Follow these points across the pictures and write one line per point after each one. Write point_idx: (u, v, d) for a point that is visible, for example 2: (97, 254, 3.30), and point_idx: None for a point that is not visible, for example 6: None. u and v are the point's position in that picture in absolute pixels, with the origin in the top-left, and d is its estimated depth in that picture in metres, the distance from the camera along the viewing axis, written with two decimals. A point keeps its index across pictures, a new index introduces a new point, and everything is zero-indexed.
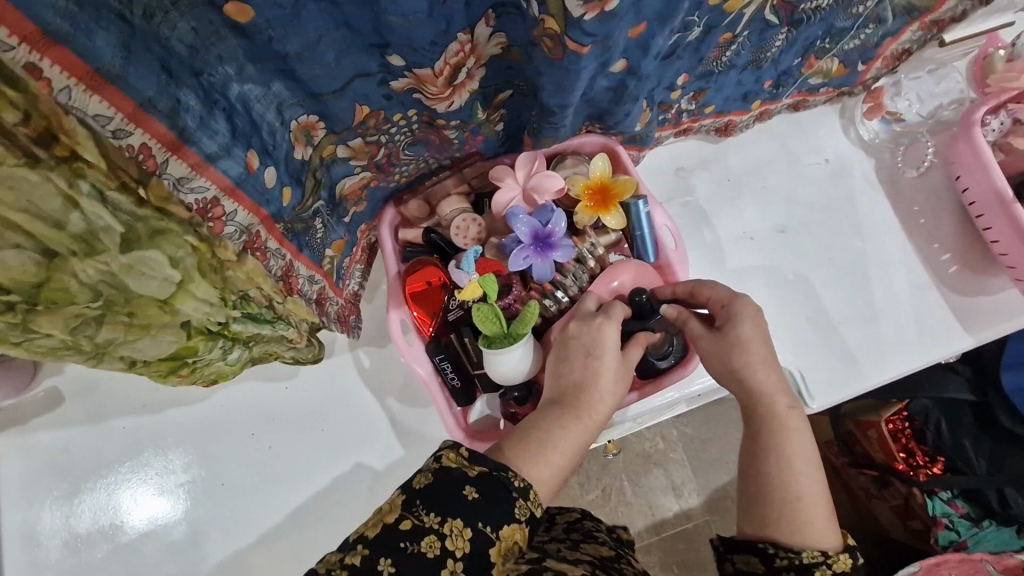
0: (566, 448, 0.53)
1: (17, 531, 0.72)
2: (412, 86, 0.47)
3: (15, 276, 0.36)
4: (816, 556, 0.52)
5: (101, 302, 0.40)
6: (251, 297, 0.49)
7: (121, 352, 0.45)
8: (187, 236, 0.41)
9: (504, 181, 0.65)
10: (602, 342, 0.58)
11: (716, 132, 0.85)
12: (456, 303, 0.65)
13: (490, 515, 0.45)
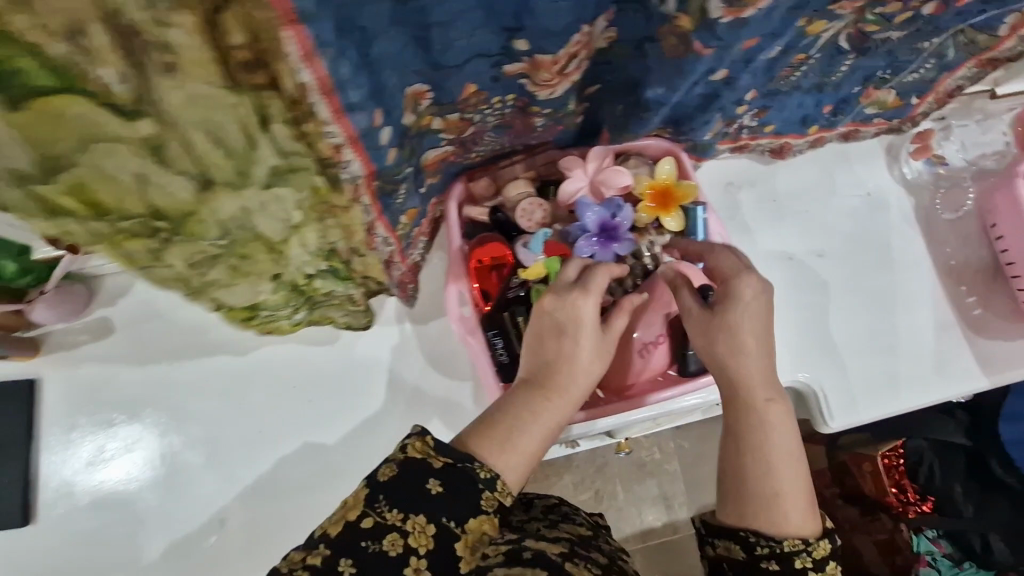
0: (534, 432, 0.54)
1: (56, 453, 0.73)
2: (524, 71, 0.49)
3: (173, 201, 0.39)
4: (797, 546, 0.54)
5: (226, 240, 0.46)
6: (334, 247, 0.54)
7: (216, 292, 0.53)
8: (314, 176, 0.44)
9: (573, 171, 0.68)
10: (578, 320, 0.57)
11: (770, 153, 0.87)
12: (517, 282, 0.67)
13: (454, 510, 0.47)
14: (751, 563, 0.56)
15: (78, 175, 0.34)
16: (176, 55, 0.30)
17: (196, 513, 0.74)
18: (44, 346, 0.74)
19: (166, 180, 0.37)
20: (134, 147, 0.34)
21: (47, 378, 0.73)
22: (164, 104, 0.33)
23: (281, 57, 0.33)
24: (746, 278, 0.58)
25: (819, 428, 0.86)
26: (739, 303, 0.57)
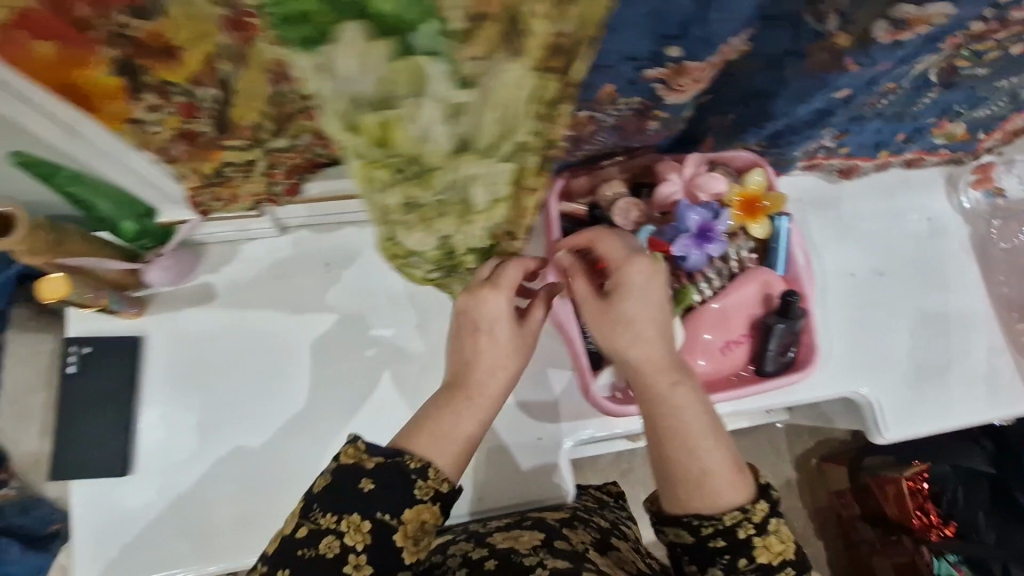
0: (456, 422, 0.58)
1: (152, 408, 0.75)
2: (663, 75, 0.53)
3: (425, 150, 0.38)
4: (736, 518, 0.56)
5: (440, 197, 0.44)
6: (498, 226, 0.54)
7: (393, 236, 0.52)
8: (529, 156, 0.45)
9: (669, 175, 0.72)
10: (487, 316, 0.60)
11: (838, 173, 0.92)
12: None
13: (387, 502, 0.52)
14: (703, 547, 0.58)
15: (389, 114, 0.35)
16: (523, 40, 0.35)
17: (282, 475, 0.75)
18: (149, 306, 0.77)
19: (431, 143, 0.37)
20: (441, 108, 0.35)
21: (149, 336, 0.76)
22: (487, 82, 0.36)
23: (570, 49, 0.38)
24: (624, 268, 0.59)
25: (873, 438, 0.90)
26: (621, 296, 0.59)
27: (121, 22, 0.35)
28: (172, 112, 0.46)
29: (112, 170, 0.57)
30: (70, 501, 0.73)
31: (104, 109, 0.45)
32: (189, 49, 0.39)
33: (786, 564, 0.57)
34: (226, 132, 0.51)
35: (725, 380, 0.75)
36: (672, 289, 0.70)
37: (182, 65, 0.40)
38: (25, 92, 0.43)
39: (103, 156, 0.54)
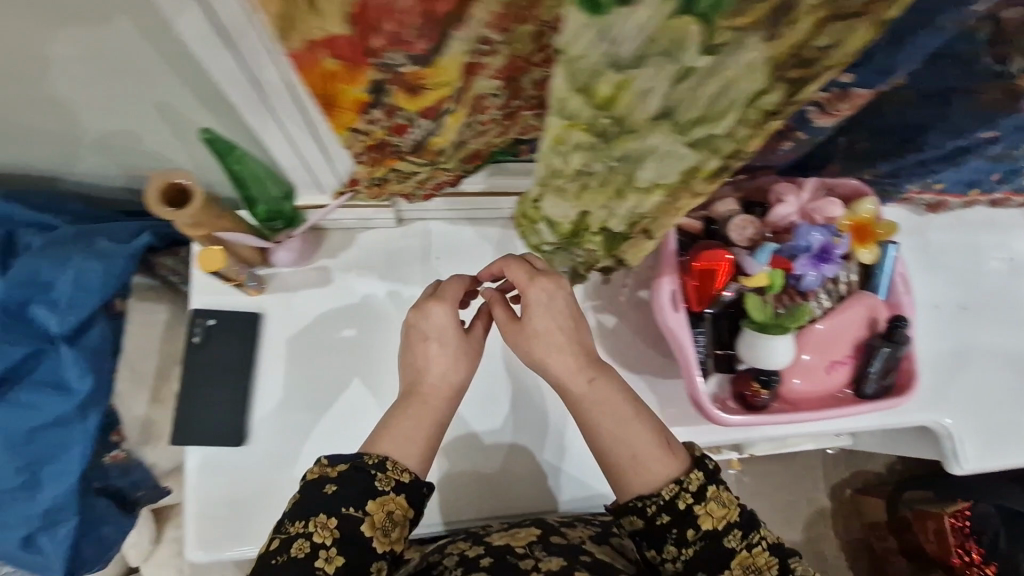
0: (412, 420, 0.68)
1: (268, 378, 0.77)
2: (821, 100, 0.56)
3: (633, 110, 0.40)
4: (674, 488, 0.64)
5: (617, 162, 0.48)
6: (635, 216, 0.57)
7: (541, 194, 0.57)
8: (707, 157, 0.46)
9: (786, 197, 0.75)
10: (434, 327, 0.69)
11: (925, 208, 0.94)
12: (735, 286, 0.71)
13: (352, 498, 0.62)
14: (654, 526, 0.65)
15: (627, 76, 0.37)
16: (777, 35, 0.35)
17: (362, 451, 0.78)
18: (269, 285, 0.79)
19: (640, 108, 0.40)
20: (671, 73, 0.37)
21: (269, 312, 0.79)
22: (729, 55, 0.36)
23: (805, 57, 0.38)
24: (527, 288, 0.67)
25: (950, 468, 0.91)
26: (528, 314, 0.67)
27: (401, 56, 0.43)
28: (388, 127, 0.53)
29: (279, 154, 0.63)
30: (187, 466, 0.75)
31: (338, 118, 0.52)
32: (437, 76, 0.46)
33: (732, 528, 0.64)
34: (419, 151, 0.58)
35: (825, 399, 0.77)
36: (787, 304, 0.72)
37: (425, 91, 0.48)
38: (265, 87, 0.49)
39: (277, 142, 0.60)
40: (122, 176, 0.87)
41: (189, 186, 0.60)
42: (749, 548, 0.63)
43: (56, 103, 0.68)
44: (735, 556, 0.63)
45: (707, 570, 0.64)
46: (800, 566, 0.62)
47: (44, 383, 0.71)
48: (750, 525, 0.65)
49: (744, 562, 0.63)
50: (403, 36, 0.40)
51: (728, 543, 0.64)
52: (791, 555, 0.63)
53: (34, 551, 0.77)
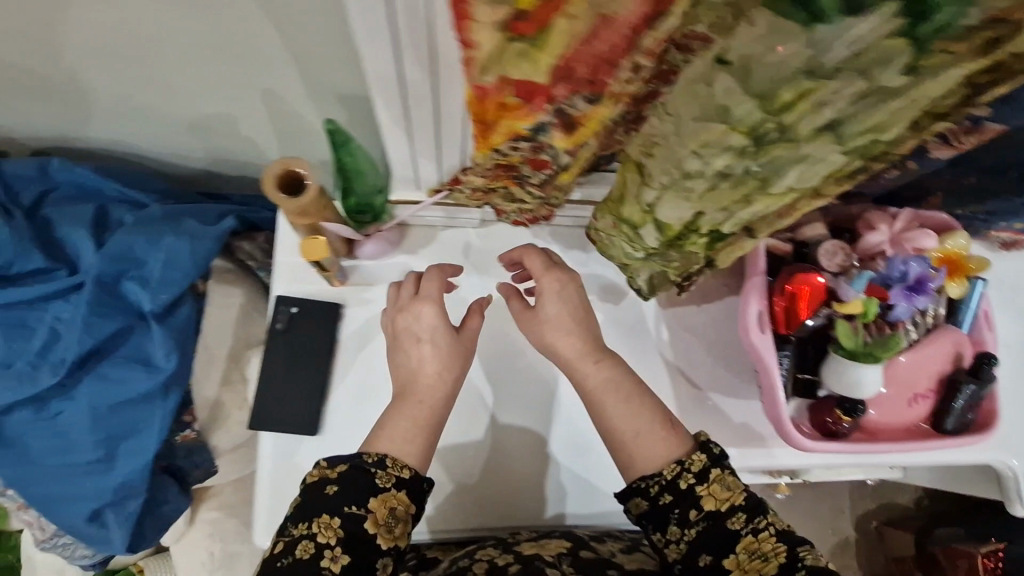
0: (406, 414, 0.68)
1: (343, 369, 0.77)
2: (948, 131, 0.56)
3: (807, 122, 0.42)
4: (675, 469, 0.64)
5: (760, 169, 0.47)
6: (751, 219, 0.57)
7: (652, 203, 0.55)
8: (859, 159, 0.48)
9: (877, 226, 0.73)
10: (425, 326, 0.71)
11: (1000, 245, 0.91)
12: (825, 312, 0.72)
13: (353, 497, 0.61)
14: (657, 508, 0.65)
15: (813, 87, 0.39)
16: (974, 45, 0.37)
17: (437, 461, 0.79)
18: (351, 276, 0.79)
19: (812, 118, 0.42)
20: (860, 87, 0.39)
21: (350, 305, 0.79)
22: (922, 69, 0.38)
23: (993, 71, 0.40)
24: (543, 277, 0.73)
25: (1013, 509, 0.91)
26: (542, 302, 0.72)
27: (578, 98, 0.44)
28: (527, 157, 0.52)
29: (395, 154, 0.65)
30: (259, 451, 0.75)
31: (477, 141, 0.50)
32: (596, 119, 0.47)
33: (735, 510, 0.62)
34: (543, 183, 0.58)
35: (901, 432, 0.76)
36: (876, 333, 0.71)
37: (581, 132, 0.48)
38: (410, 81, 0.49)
39: (399, 141, 0.62)
40: (210, 160, 0.89)
41: (307, 176, 0.61)
42: (754, 532, 0.60)
43: (172, 82, 0.70)
44: (739, 539, 0.60)
45: (711, 552, 0.61)
46: (810, 556, 0.57)
47: (131, 359, 0.71)
48: (755, 509, 0.61)
49: (750, 546, 0.60)
50: (587, 79, 0.42)
51: (730, 524, 0.61)
52: (801, 543, 0.58)
53: (99, 524, 0.78)
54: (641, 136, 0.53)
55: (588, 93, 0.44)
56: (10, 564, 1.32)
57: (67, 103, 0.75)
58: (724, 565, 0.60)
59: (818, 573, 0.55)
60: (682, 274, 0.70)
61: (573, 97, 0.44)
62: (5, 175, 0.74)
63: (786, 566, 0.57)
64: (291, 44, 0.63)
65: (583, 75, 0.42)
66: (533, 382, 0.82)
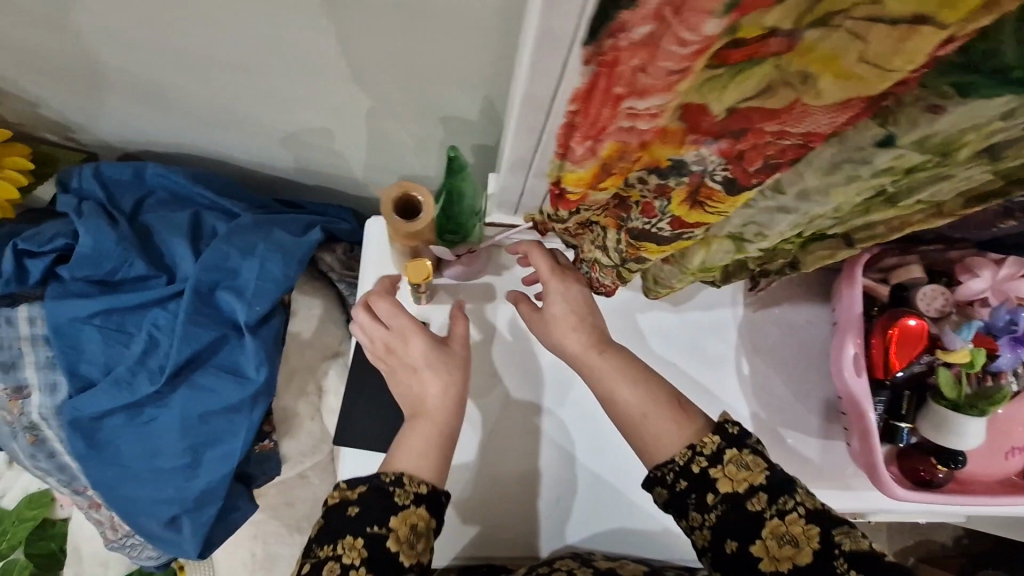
0: (422, 432, 0.64)
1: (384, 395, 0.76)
2: None
3: (969, 150, 0.40)
4: (686, 454, 0.61)
5: (896, 184, 0.45)
6: (869, 228, 0.55)
7: (768, 243, 0.52)
8: (1000, 177, 0.46)
9: (980, 272, 0.71)
10: (414, 357, 0.67)
11: None
12: (926, 358, 0.70)
13: (375, 517, 0.59)
14: (675, 497, 0.62)
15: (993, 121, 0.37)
16: None
17: (470, 493, 0.74)
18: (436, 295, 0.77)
19: (976, 147, 0.40)
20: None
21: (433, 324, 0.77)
22: None
23: None
24: (548, 278, 0.69)
25: None
26: (546, 303, 0.69)
27: (721, 170, 0.43)
28: (645, 200, 0.50)
29: (505, 186, 0.65)
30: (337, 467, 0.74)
31: (568, 195, 0.50)
32: (722, 203, 0.46)
33: (755, 491, 0.58)
34: (640, 241, 0.53)
35: (995, 485, 0.74)
36: (979, 383, 0.70)
37: (702, 209, 0.47)
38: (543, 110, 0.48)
39: (516, 174, 0.62)
40: (296, 171, 0.90)
41: (423, 203, 0.64)
42: (780, 514, 0.57)
43: (263, 87, 0.70)
44: (765, 524, 0.57)
45: (737, 539, 0.58)
46: (848, 539, 0.54)
47: (224, 369, 0.72)
48: (779, 491, 0.58)
49: (777, 530, 0.57)
50: (739, 159, 0.42)
51: (751, 507, 0.58)
52: (838, 525, 0.55)
53: (172, 531, 0.75)
54: (740, 216, 0.50)
55: (730, 170, 0.42)
56: (51, 551, 1.27)
57: (171, 110, 0.76)
58: (752, 551, 0.57)
59: (862, 557, 0.53)
60: (759, 263, 0.64)
61: (715, 165, 0.43)
62: (105, 179, 0.75)
63: (822, 553, 0.54)
64: (401, 66, 0.63)
65: (743, 148, 0.41)
66: (545, 386, 0.77)
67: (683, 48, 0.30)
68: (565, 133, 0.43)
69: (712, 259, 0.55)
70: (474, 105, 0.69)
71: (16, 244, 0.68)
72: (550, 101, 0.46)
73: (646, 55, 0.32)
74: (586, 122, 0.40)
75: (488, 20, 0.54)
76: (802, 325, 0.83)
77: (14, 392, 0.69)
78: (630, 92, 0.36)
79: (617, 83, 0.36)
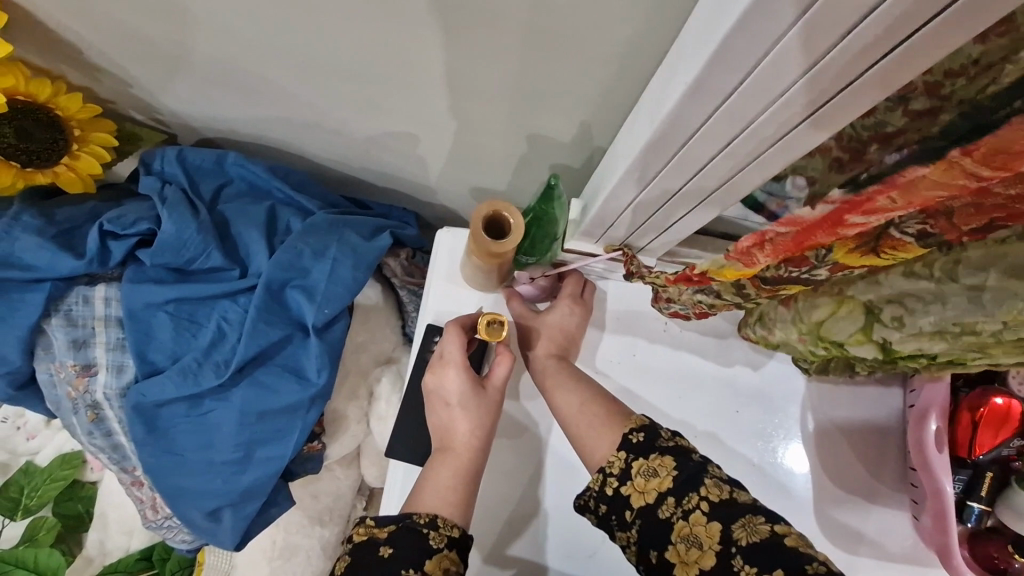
0: (452, 471, 0.62)
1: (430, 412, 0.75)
2: None
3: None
4: (597, 479, 0.59)
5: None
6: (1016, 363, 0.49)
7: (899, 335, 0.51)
8: None
9: None
10: (455, 393, 0.65)
11: None
12: (1016, 444, 0.67)
13: (411, 559, 0.53)
14: (602, 520, 0.60)
15: None
16: None
17: (487, 519, 0.71)
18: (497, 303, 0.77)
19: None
20: None
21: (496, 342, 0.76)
22: None
23: None
24: (561, 298, 0.75)
25: None
26: (548, 309, 0.75)
27: (915, 223, 0.41)
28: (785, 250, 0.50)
29: (593, 219, 0.63)
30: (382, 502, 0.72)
31: (707, 281, 0.59)
32: (904, 253, 0.44)
33: (664, 497, 0.55)
34: (778, 285, 0.53)
35: None
36: None
37: (875, 256, 0.45)
38: (661, 148, 0.47)
39: (612, 207, 0.59)
40: (370, 173, 0.89)
41: (512, 223, 0.64)
42: (685, 515, 0.54)
43: (348, 87, 0.68)
44: (672, 528, 0.54)
45: (657, 548, 0.55)
46: (746, 532, 0.51)
47: (287, 368, 0.72)
48: (686, 488, 0.55)
49: (683, 533, 0.53)
50: (954, 220, 0.39)
51: (660, 514, 0.55)
52: (738, 517, 0.52)
53: (212, 522, 0.74)
54: (892, 287, 0.50)
55: (936, 228, 0.40)
56: (79, 514, 1.23)
57: (261, 102, 0.76)
58: (668, 560, 0.54)
59: (757, 550, 0.49)
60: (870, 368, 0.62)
61: (909, 218, 0.41)
62: (188, 165, 0.75)
63: (722, 554, 0.51)
64: (498, 84, 0.61)
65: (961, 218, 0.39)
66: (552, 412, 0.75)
67: (978, 181, 0.33)
68: (754, 246, 0.50)
69: (832, 325, 0.55)
70: (571, 129, 0.66)
71: (102, 225, 0.69)
72: (677, 145, 0.46)
73: (911, 191, 0.36)
74: (792, 241, 0.47)
75: (611, 50, 0.52)
76: (873, 401, 0.78)
77: (83, 369, 0.71)
78: (860, 222, 0.41)
79: (855, 214, 0.41)
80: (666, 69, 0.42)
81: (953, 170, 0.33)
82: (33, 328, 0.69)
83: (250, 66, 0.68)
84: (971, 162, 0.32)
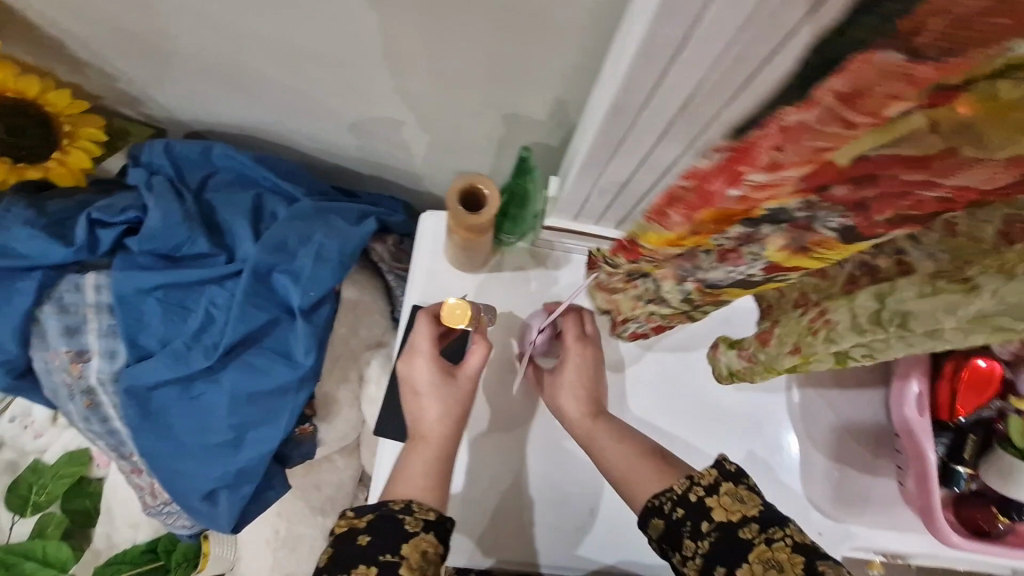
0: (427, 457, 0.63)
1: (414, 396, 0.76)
2: None
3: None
4: (683, 485, 0.60)
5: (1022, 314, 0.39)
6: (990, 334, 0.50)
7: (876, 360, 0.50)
8: None
9: None
10: (426, 381, 0.66)
11: None
12: (996, 405, 0.67)
13: (389, 544, 0.55)
14: (669, 527, 0.59)
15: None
16: None
17: (473, 501, 0.73)
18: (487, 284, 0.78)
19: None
20: None
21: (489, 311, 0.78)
22: None
23: None
24: (568, 347, 0.73)
25: None
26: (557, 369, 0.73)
27: (838, 217, 0.43)
28: (720, 248, 0.51)
29: (567, 195, 0.64)
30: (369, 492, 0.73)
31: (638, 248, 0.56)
32: (828, 246, 0.46)
33: (748, 521, 0.55)
34: (717, 287, 0.57)
35: None
36: None
37: (804, 251, 0.48)
38: (623, 114, 0.47)
39: (586, 180, 0.60)
40: (357, 161, 0.90)
41: (486, 195, 0.65)
42: (767, 540, 0.53)
43: (325, 74, 0.70)
44: (751, 549, 0.53)
45: (726, 564, 0.54)
46: (832, 569, 0.48)
47: (276, 351, 0.73)
48: (772, 521, 0.54)
49: (763, 556, 0.52)
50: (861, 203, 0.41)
51: (741, 533, 0.55)
52: (824, 558, 0.50)
53: (209, 505, 0.76)
54: (848, 342, 0.48)
55: (849, 215, 0.42)
56: (87, 510, 1.25)
57: (244, 92, 0.77)
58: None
59: None
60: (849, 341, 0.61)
61: (830, 214, 0.43)
62: (175, 155, 0.77)
63: None
64: (470, 64, 0.62)
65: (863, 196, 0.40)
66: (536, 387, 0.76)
67: (848, 129, 0.33)
68: (667, 203, 0.47)
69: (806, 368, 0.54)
70: (546, 106, 0.67)
71: (91, 215, 0.72)
72: (637, 110, 0.47)
73: (792, 137, 0.36)
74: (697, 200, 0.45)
75: (577, 23, 0.53)
76: (856, 403, 0.75)
77: (76, 356, 0.73)
78: (758, 175, 0.39)
79: (747, 164, 0.39)
80: (620, 35, 0.43)
81: (822, 111, 0.33)
82: (27, 315, 0.71)
83: (229, 54, 0.69)
84: (832, 103, 0.32)
